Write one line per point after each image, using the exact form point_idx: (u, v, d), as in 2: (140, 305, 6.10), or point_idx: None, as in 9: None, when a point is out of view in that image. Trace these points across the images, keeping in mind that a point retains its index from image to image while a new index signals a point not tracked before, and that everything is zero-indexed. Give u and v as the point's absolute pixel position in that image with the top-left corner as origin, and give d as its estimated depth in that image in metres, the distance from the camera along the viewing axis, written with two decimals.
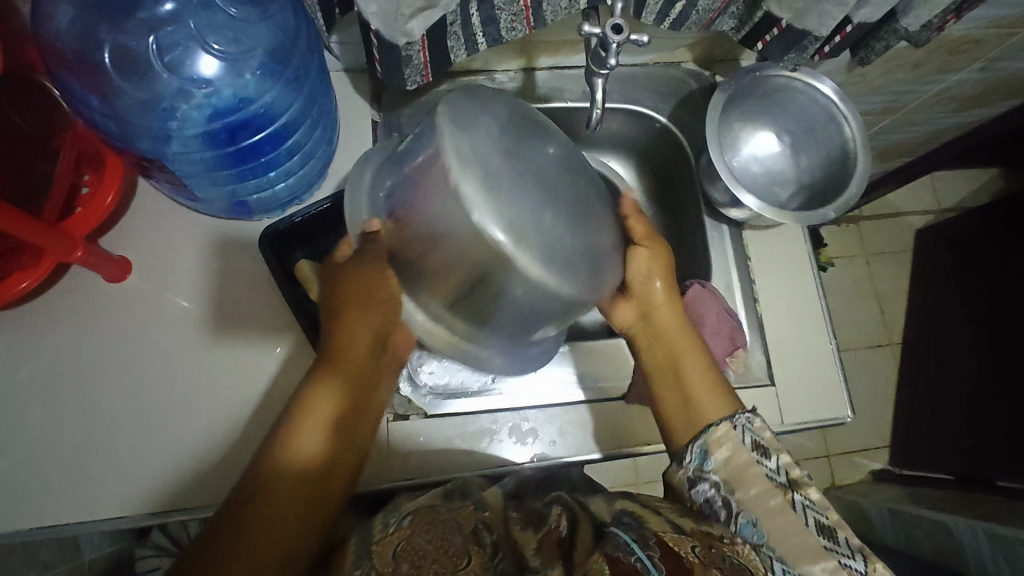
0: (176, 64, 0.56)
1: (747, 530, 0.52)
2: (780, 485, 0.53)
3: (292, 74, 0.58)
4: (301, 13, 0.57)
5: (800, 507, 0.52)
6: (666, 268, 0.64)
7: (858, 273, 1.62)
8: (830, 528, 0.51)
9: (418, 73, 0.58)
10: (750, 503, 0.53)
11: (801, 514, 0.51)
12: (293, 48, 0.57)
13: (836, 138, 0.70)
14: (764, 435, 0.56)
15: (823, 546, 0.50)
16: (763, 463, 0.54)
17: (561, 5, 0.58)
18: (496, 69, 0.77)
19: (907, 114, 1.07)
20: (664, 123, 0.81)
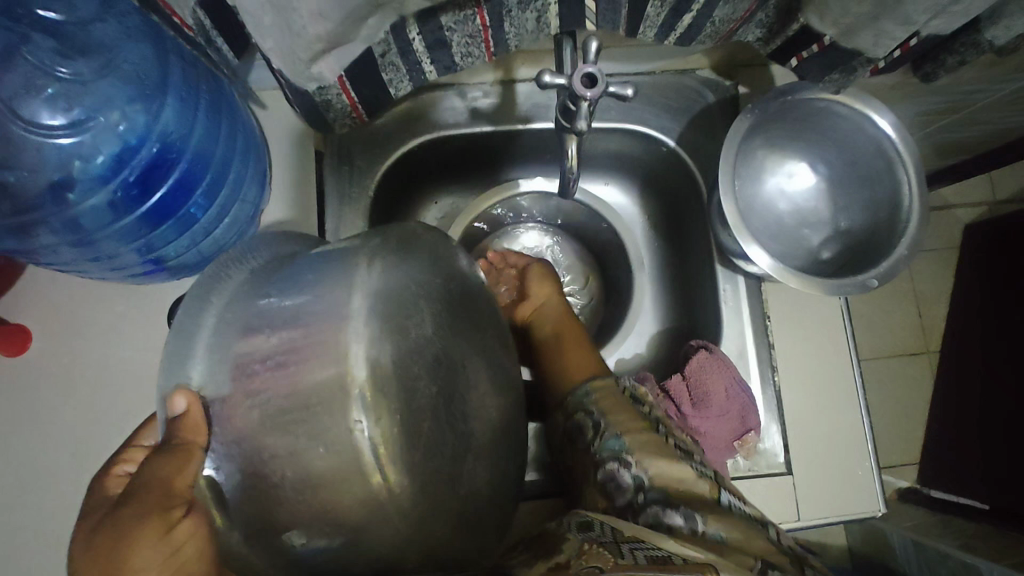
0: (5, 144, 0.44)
1: (612, 445, 0.47)
2: (654, 425, 0.48)
3: (176, 96, 0.46)
4: (154, 26, 0.45)
5: (667, 436, 0.47)
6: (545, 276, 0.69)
7: None
8: (697, 456, 0.46)
9: (347, 113, 0.47)
10: (634, 447, 0.46)
11: (670, 444, 0.47)
12: (160, 76, 0.46)
13: (886, 179, 0.55)
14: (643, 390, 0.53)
15: (689, 467, 0.45)
16: (637, 406, 0.50)
17: (526, 27, 0.45)
18: (466, 82, 0.63)
19: (972, 115, 0.90)
20: (672, 147, 0.65)
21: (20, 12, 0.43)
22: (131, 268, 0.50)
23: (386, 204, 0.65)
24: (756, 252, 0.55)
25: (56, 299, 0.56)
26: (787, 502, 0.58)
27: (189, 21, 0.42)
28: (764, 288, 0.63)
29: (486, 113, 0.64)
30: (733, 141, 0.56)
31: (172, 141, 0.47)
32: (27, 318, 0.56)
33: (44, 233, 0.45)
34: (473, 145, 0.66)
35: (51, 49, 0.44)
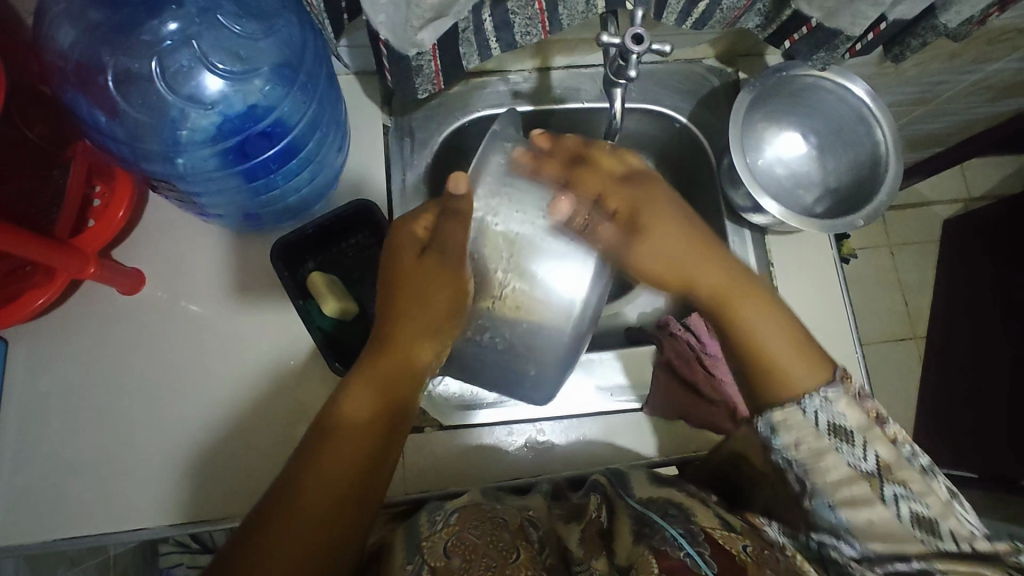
0: (177, 85, 0.53)
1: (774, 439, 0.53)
2: (867, 474, 0.50)
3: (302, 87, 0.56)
4: (305, 30, 0.55)
5: (895, 498, 0.49)
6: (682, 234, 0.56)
7: (882, 264, 1.62)
8: (929, 520, 0.49)
9: (429, 82, 0.57)
10: (827, 488, 0.51)
11: (892, 506, 0.49)
12: (302, 61, 0.55)
13: (865, 140, 0.67)
14: (849, 419, 0.51)
15: (919, 539, 0.48)
16: (858, 462, 0.50)
17: (577, 10, 0.56)
18: (509, 69, 0.74)
19: (939, 107, 1.03)
20: (684, 123, 0.76)
21: None
22: (232, 211, 0.61)
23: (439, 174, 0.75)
24: (767, 203, 0.66)
25: (165, 247, 0.65)
26: None
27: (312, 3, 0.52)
28: (768, 241, 0.73)
29: (527, 95, 0.75)
30: (741, 112, 0.67)
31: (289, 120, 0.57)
32: (141, 263, 0.65)
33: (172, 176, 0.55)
34: None
35: (232, 12, 0.54)
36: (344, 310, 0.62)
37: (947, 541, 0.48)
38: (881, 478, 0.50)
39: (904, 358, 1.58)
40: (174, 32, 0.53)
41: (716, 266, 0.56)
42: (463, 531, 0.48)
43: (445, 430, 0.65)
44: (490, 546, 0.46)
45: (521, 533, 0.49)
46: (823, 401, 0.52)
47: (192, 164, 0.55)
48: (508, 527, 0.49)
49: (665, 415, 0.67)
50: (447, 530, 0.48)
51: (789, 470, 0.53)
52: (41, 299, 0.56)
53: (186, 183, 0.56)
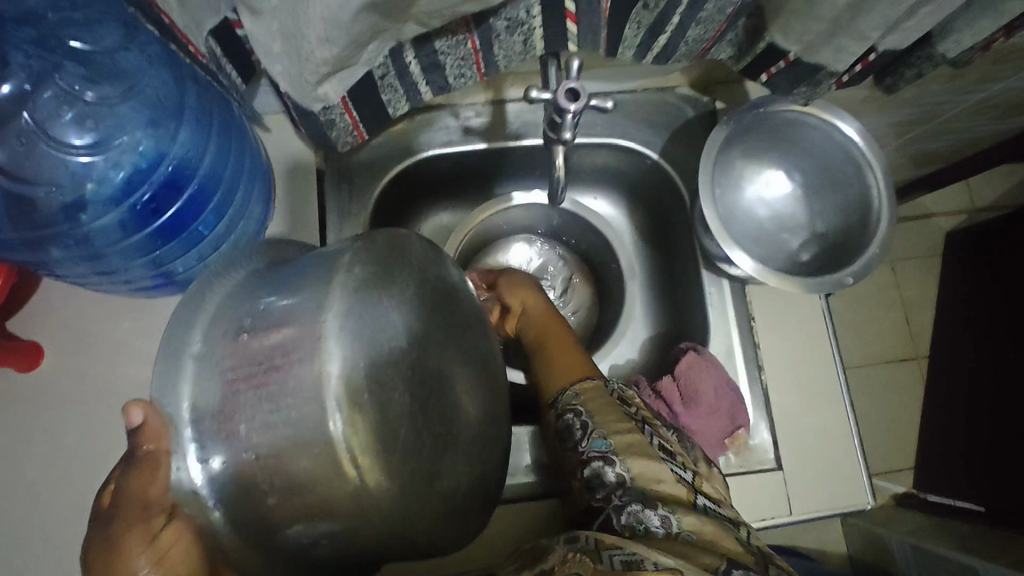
0: (33, 160, 0.48)
1: (598, 444, 0.48)
2: (633, 422, 0.49)
3: (182, 128, 0.49)
4: (171, 65, 0.49)
5: (665, 450, 0.47)
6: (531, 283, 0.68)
7: (882, 281, 1.55)
8: (673, 451, 0.48)
9: (348, 133, 0.50)
10: (619, 446, 0.47)
11: (648, 438, 0.48)
12: (179, 106, 0.49)
13: (855, 182, 0.59)
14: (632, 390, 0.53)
15: (662, 460, 0.46)
16: (623, 406, 0.51)
17: (515, 48, 0.48)
18: (459, 104, 0.67)
19: (942, 126, 0.95)
20: (656, 159, 0.69)
21: (54, 43, 0.48)
22: (141, 282, 0.52)
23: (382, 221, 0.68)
24: (741, 257, 0.58)
25: (68, 316, 0.58)
26: (778, 498, 0.60)
27: (202, 51, 0.44)
28: (748, 292, 0.66)
29: (479, 131, 0.67)
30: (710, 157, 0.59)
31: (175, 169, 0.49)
32: (41, 335, 0.58)
33: (60, 249, 0.48)
34: (466, 162, 0.69)
35: (79, 74, 0.49)
36: None
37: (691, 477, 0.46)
38: (658, 439, 0.48)
39: (906, 381, 1.51)
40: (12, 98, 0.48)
41: (562, 329, 0.62)
42: None
43: None
44: None
45: None
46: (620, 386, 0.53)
47: (79, 234, 0.49)
48: None
49: None
50: None
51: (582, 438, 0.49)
52: None
53: (74, 256, 0.48)
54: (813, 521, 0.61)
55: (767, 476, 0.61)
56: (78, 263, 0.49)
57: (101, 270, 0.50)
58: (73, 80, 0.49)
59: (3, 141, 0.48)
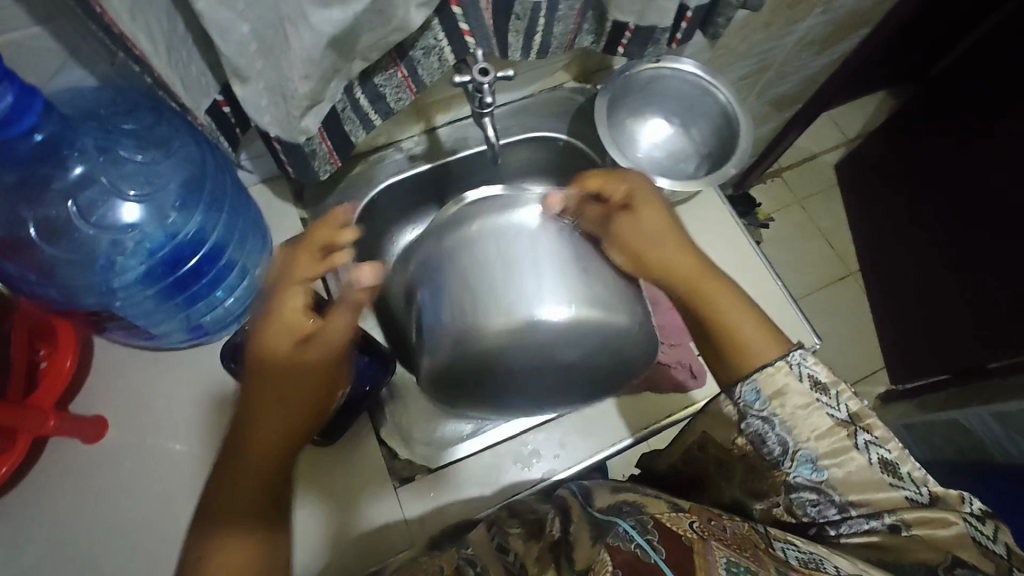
0: (102, 221, 0.57)
1: (751, 397, 0.57)
2: (842, 423, 0.54)
3: (207, 202, 0.61)
4: (201, 139, 0.61)
5: (864, 445, 0.54)
6: (661, 223, 0.62)
7: (797, 219, 1.77)
8: (895, 464, 0.53)
9: (326, 161, 0.64)
10: (808, 444, 0.55)
11: (864, 451, 0.54)
12: (204, 176, 0.61)
13: (713, 106, 0.77)
14: (822, 371, 0.55)
15: (888, 483, 0.53)
16: (824, 404, 0.55)
17: (434, 66, 0.64)
18: (401, 138, 0.82)
19: (779, 70, 1.18)
20: (565, 139, 0.86)
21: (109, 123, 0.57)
22: (173, 323, 0.64)
23: (362, 246, 0.81)
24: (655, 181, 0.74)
25: (121, 387, 0.67)
26: None
27: (204, 123, 0.58)
28: None
29: (422, 156, 0.83)
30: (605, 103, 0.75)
31: (197, 236, 0.61)
32: (102, 409, 0.66)
33: (102, 299, 0.58)
34: (418, 183, 0.84)
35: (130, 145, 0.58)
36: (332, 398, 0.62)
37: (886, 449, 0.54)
38: (854, 426, 0.54)
39: (847, 295, 1.70)
40: (81, 175, 0.56)
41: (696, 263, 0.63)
42: None
43: (434, 471, 0.68)
44: None
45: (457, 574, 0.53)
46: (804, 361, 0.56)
47: (129, 289, 0.59)
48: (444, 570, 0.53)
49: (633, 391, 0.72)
50: None
51: (770, 430, 0.56)
52: (5, 467, 0.56)
53: (124, 305, 0.59)
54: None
55: None
56: (128, 314, 0.60)
57: (144, 318, 0.61)
58: (121, 150, 0.58)
59: (69, 196, 0.56)
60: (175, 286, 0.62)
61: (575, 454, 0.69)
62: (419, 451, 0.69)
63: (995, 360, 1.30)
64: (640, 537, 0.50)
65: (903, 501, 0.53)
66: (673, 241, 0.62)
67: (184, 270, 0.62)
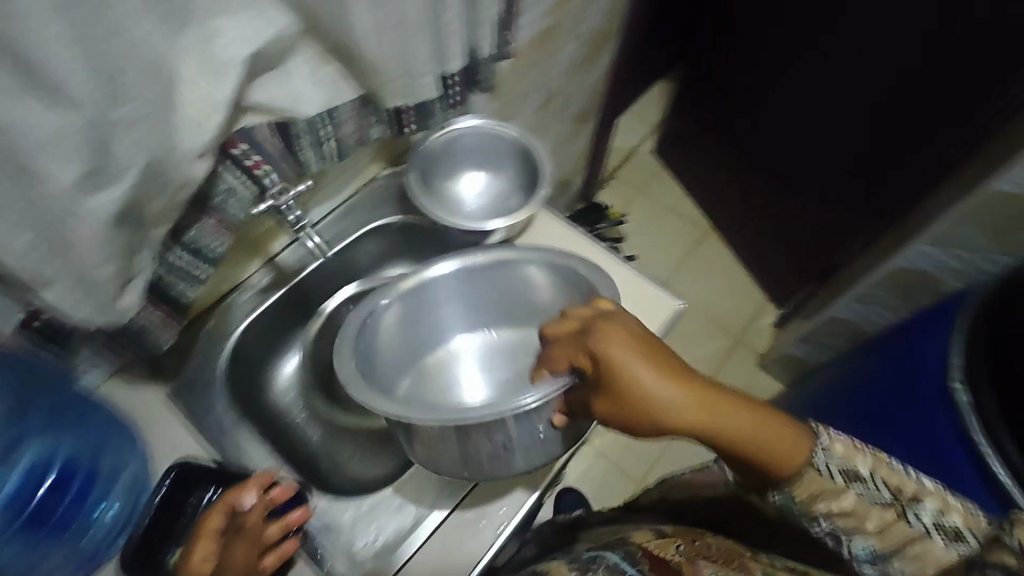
0: None
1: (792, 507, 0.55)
2: (837, 482, 0.53)
3: (49, 420, 0.63)
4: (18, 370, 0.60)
5: (873, 492, 0.53)
6: (621, 331, 0.57)
7: (643, 205, 1.95)
8: (904, 502, 0.52)
9: (166, 328, 0.67)
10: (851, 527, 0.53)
11: (863, 495, 0.53)
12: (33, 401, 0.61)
13: (507, 143, 0.87)
14: (841, 450, 0.54)
15: (901, 519, 0.52)
16: (837, 479, 0.53)
17: (240, 204, 0.68)
18: (244, 277, 0.83)
19: (565, 95, 1.33)
20: (398, 219, 0.90)
21: None
22: (53, 558, 0.59)
23: (244, 393, 0.79)
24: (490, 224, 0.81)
25: None
26: None
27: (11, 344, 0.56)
28: None
29: (270, 285, 0.83)
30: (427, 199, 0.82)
31: (60, 459, 0.62)
32: None
33: None
34: (279, 312, 0.84)
35: None
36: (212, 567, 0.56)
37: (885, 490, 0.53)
38: (852, 481, 0.53)
39: (712, 250, 1.88)
40: None
41: (674, 365, 0.56)
42: None
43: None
44: None
45: None
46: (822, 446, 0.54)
47: None
48: None
49: None
50: None
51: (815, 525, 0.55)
52: None
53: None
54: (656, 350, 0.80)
55: None
56: None
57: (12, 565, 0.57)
58: None
59: None
60: (34, 522, 0.60)
61: (519, 493, 0.71)
62: (371, 563, 0.67)
63: (841, 257, 1.46)
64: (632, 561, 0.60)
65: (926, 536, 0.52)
66: (719, 389, 0.55)
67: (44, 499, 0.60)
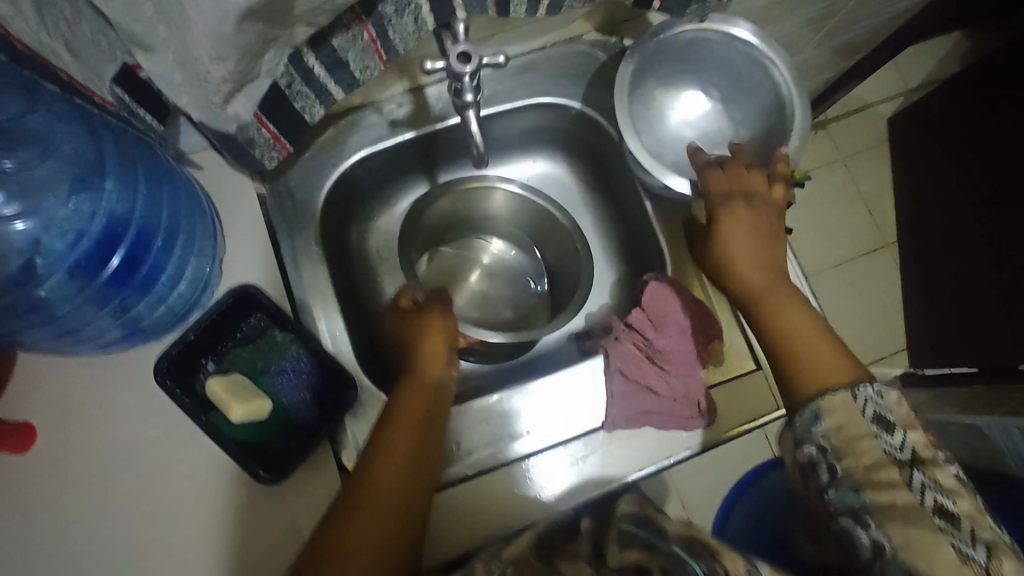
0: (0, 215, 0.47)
1: (846, 498, 0.44)
2: (900, 463, 0.43)
3: (145, 183, 0.53)
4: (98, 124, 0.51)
5: (919, 487, 0.41)
6: None
7: (837, 178, 1.57)
8: (955, 514, 0.40)
9: (270, 149, 0.53)
10: (857, 472, 0.44)
11: (919, 494, 0.41)
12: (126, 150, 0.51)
13: (764, 84, 0.63)
14: (954, 495, 0.40)
15: (938, 528, 0.40)
16: (939, 499, 0.40)
17: (408, 31, 0.50)
18: (380, 98, 0.68)
19: (846, 18, 1.00)
20: (579, 109, 0.72)
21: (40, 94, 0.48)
22: (114, 332, 0.55)
23: (333, 226, 0.70)
24: (675, 181, 0.62)
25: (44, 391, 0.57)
26: (763, 393, 0.64)
27: (109, 98, 0.46)
28: None
29: (405, 121, 0.69)
30: None
31: (134, 224, 0.52)
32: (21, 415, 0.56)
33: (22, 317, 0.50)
34: (405, 152, 0.71)
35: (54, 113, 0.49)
36: (254, 411, 0.56)
37: (982, 550, 0.38)
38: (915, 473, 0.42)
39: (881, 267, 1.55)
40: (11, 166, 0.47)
41: None
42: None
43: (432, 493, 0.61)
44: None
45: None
46: (876, 394, 0.46)
47: (56, 289, 0.50)
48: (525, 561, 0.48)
49: (628, 424, 0.62)
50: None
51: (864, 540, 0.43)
52: None
53: (35, 319, 0.50)
54: (782, 415, 0.64)
55: (750, 376, 0.65)
56: (65, 316, 0.52)
57: (81, 322, 0.53)
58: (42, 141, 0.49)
59: None
60: (116, 280, 0.52)
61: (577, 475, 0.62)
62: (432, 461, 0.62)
63: None
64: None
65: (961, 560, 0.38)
66: None
67: (125, 262, 0.52)
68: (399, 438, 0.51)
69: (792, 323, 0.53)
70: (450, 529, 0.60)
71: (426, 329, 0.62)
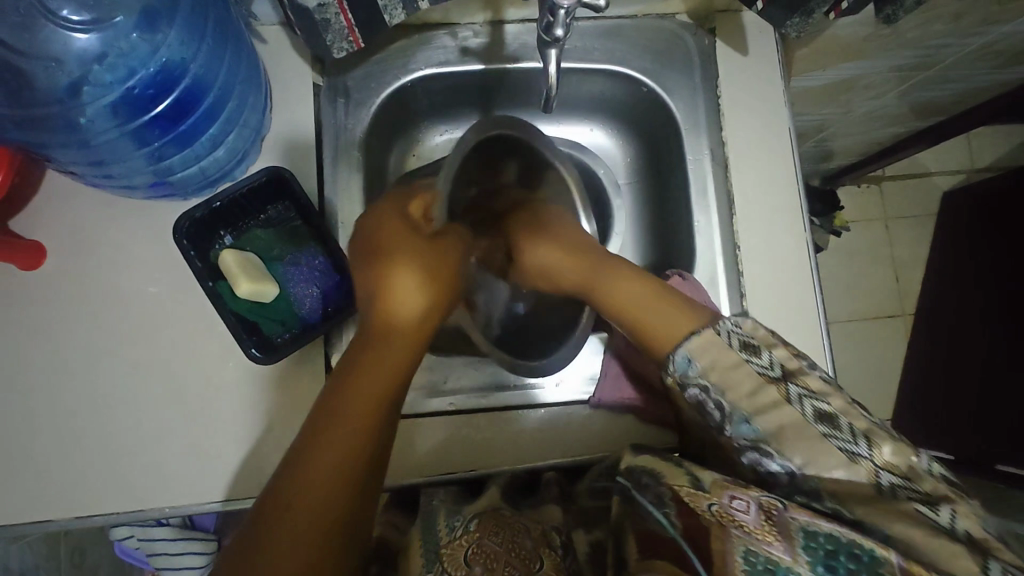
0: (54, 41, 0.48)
1: (745, 428, 0.47)
2: (774, 379, 0.47)
3: (211, 36, 0.53)
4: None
5: (797, 397, 0.46)
6: None
7: (876, 237, 1.54)
8: (831, 415, 0.45)
9: (344, 39, 0.52)
10: (744, 402, 0.47)
11: (797, 404, 0.45)
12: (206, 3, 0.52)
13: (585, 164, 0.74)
14: (822, 392, 0.46)
15: (822, 433, 0.44)
16: (831, 431, 0.44)
17: None
18: (458, 23, 0.67)
19: (941, 73, 0.97)
20: (650, 87, 0.70)
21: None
22: (140, 178, 0.55)
23: (377, 139, 0.69)
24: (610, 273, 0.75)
25: (68, 218, 0.58)
26: None
27: None
28: (736, 218, 0.67)
29: (476, 52, 0.67)
30: None
31: (191, 75, 0.52)
32: (42, 235, 0.58)
33: (57, 137, 0.51)
34: (466, 84, 0.70)
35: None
36: (258, 292, 0.56)
37: (864, 443, 0.43)
38: (784, 381, 0.46)
39: None
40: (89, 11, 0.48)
41: None
42: (483, 537, 0.49)
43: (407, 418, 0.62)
44: (512, 554, 0.48)
45: (544, 540, 0.51)
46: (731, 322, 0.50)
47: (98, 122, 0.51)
48: (531, 534, 0.51)
49: (613, 405, 0.62)
50: (467, 537, 0.49)
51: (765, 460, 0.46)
52: None
53: (66, 139, 0.51)
54: None
55: None
56: (101, 151, 0.53)
57: (115, 162, 0.54)
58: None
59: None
60: (155, 126, 0.53)
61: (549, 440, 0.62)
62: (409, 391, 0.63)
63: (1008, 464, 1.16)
64: (657, 518, 0.46)
65: (846, 457, 0.43)
66: None
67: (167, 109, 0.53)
68: (396, 312, 0.51)
69: (616, 293, 0.58)
70: (405, 459, 0.60)
71: (412, 247, 0.54)
